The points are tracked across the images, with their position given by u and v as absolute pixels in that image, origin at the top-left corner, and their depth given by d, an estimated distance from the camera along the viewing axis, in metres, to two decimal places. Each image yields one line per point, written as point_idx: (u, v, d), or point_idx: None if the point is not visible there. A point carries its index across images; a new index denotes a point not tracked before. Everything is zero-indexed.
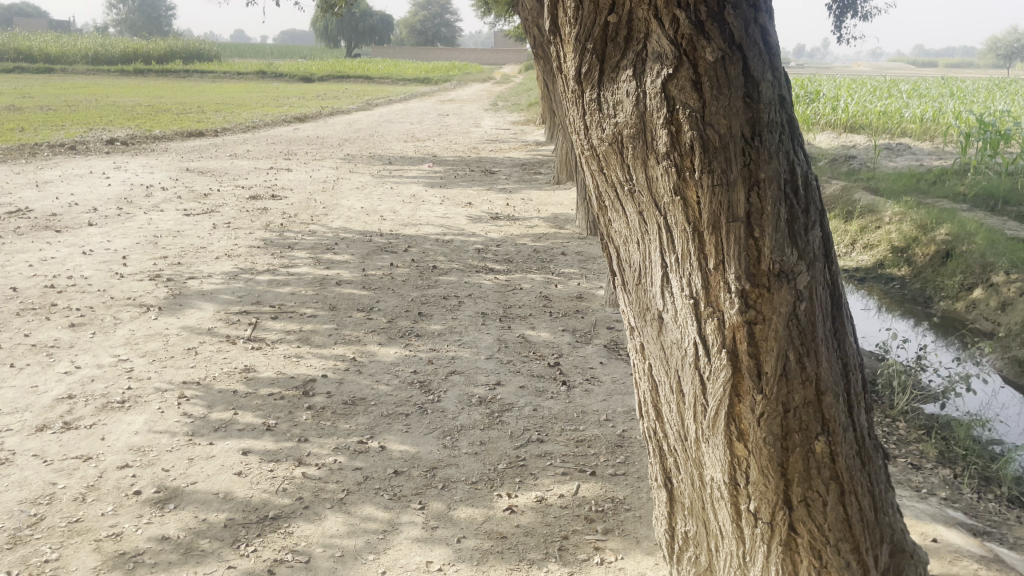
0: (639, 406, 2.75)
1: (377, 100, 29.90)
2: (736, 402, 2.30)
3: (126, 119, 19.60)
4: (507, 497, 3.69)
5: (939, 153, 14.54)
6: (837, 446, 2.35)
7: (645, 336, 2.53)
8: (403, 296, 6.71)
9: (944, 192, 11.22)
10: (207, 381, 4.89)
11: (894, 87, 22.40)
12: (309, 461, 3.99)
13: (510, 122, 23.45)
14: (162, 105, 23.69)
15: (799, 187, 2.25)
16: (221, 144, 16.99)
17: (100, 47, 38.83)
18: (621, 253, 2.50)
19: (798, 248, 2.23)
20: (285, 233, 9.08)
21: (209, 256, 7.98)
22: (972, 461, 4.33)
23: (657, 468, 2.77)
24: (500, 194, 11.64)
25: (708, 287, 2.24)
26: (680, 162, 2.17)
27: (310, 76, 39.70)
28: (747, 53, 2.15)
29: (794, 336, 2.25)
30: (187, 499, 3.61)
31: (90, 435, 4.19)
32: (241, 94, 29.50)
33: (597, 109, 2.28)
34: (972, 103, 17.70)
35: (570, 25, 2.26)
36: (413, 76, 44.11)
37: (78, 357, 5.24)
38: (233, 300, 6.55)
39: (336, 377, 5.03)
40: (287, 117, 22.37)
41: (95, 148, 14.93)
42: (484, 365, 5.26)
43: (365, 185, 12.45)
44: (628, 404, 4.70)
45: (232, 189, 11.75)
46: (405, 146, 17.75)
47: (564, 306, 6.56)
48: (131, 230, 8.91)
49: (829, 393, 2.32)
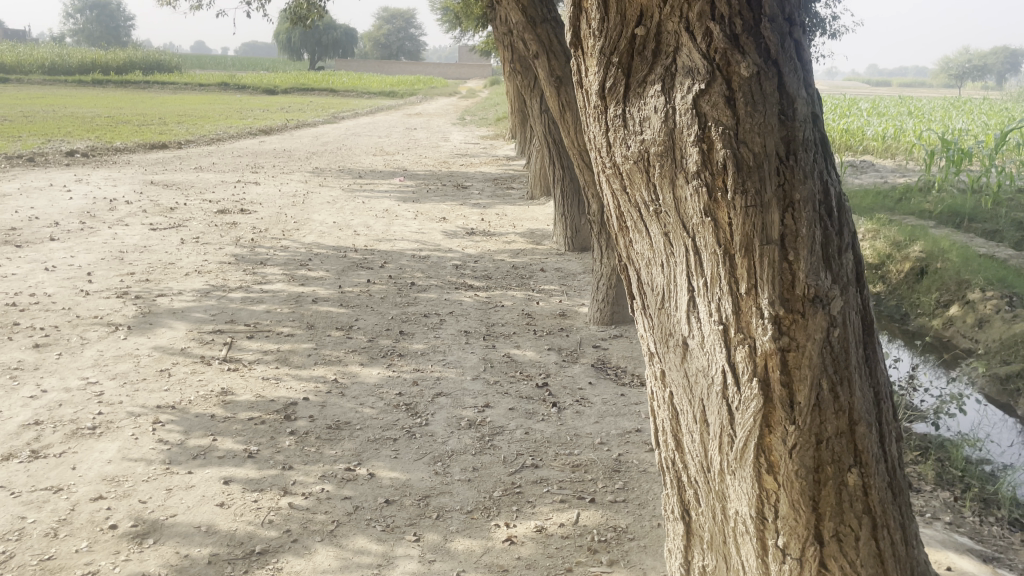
0: (657, 434, 2.64)
1: (342, 114, 29.61)
2: (766, 433, 2.19)
3: (85, 131, 19.14)
4: (506, 527, 3.55)
5: (902, 170, 14.73)
6: (869, 478, 2.26)
7: (666, 362, 2.42)
8: (382, 314, 6.53)
9: (911, 209, 11.33)
10: (182, 406, 4.67)
11: (853, 105, 22.72)
12: (295, 490, 3.80)
13: (478, 136, 23.35)
14: (122, 117, 23.24)
15: (832, 208, 2.17)
16: (186, 157, 16.66)
17: (57, 56, 38.09)
18: (642, 275, 2.40)
19: (832, 272, 2.14)
20: (257, 248, 8.84)
21: (178, 272, 7.72)
22: (970, 483, 4.29)
23: (675, 500, 2.67)
24: (474, 209, 11.51)
25: (739, 312, 2.13)
26: (712, 182, 2.06)
27: (274, 89, 39.29)
28: (782, 69, 2.06)
29: (828, 364, 2.16)
30: (167, 533, 3.41)
31: (60, 464, 3.96)
32: (203, 106, 29.06)
33: (622, 125, 2.17)
34: (932, 122, 18.01)
35: (594, 37, 2.16)
36: (378, 90, 43.79)
37: (45, 381, 4.98)
38: (206, 318, 6.32)
39: (318, 400, 4.83)
40: (252, 130, 22.02)
41: (55, 160, 14.51)
42: (470, 386, 5.11)
43: (336, 199, 12.26)
44: (622, 427, 4.59)
45: (199, 202, 11.49)
46: (374, 159, 17.57)
47: (547, 324, 6.44)
48: (96, 246, 8.61)
49: (862, 423, 2.23)
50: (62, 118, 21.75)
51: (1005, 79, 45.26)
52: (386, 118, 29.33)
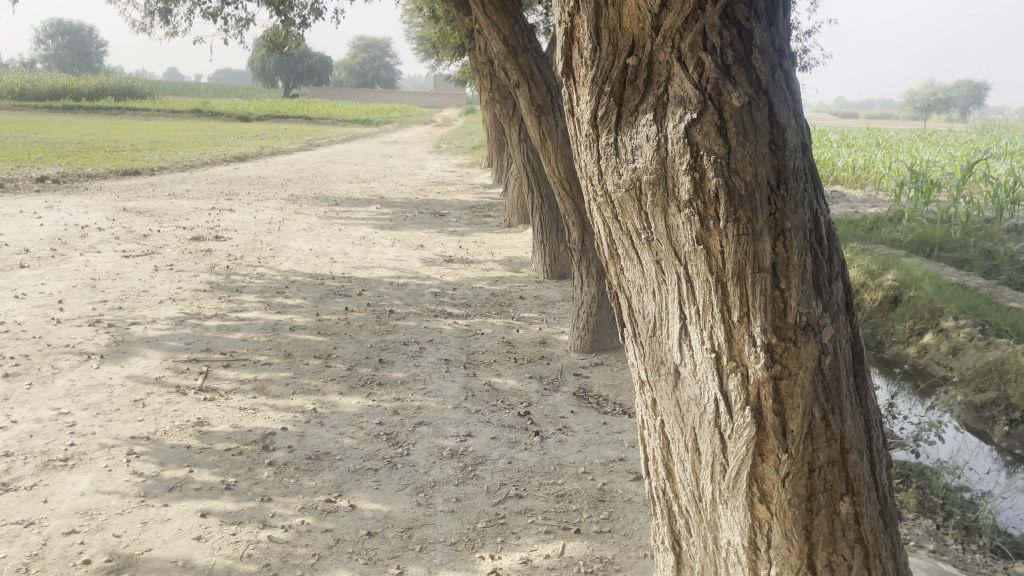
0: (647, 463, 2.62)
1: (317, 141, 29.58)
2: (759, 462, 2.18)
3: (56, 157, 18.95)
4: (491, 559, 3.50)
5: (872, 200, 14.97)
6: (861, 507, 2.26)
7: (657, 392, 2.41)
8: (361, 342, 6.47)
9: (882, 238, 11.50)
10: (158, 436, 4.57)
11: (823, 137, 23.14)
12: (274, 522, 3.72)
13: (455, 164, 23.42)
14: (94, 143, 23.06)
15: (822, 236, 2.18)
16: (158, 183, 16.51)
17: (28, 82, 37.74)
18: (633, 303, 2.39)
19: (823, 300, 2.15)
20: (232, 276, 8.75)
21: (152, 300, 7.62)
22: (952, 510, 4.31)
23: (665, 530, 2.64)
24: (452, 236, 11.51)
25: (731, 340, 2.13)
26: (704, 212, 2.07)
27: (248, 116, 39.20)
28: (773, 99, 2.07)
29: (820, 392, 2.16)
30: (142, 569, 3.31)
31: (30, 497, 3.84)
32: (177, 133, 28.89)
33: (614, 154, 2.18)
34: (900, 153, 18.38)
35: (586, 67, 2.17)
36: (353, 117, 43.79)
37: (14, 411, 4.85)
38: (181, 347, 6.22)
39: (296, 430, 4.76)
40: (226, 157, 21.92)
41: (25, 186, 14.32)
42: (451, 415, 5.06)
43: (312, 226, 12.20)
44: (606, 456, 4.57)
45: (173, 229, 11.38)
46: (350, 187, 17.54)
47: (528, 351, 6.42)
48: (67, 273, 8.47)
49: (854, 451, 2.23)
50: (33, 144, 21.50)
51: (969, 112, 46.34)
52: (361, 146, 29.35)
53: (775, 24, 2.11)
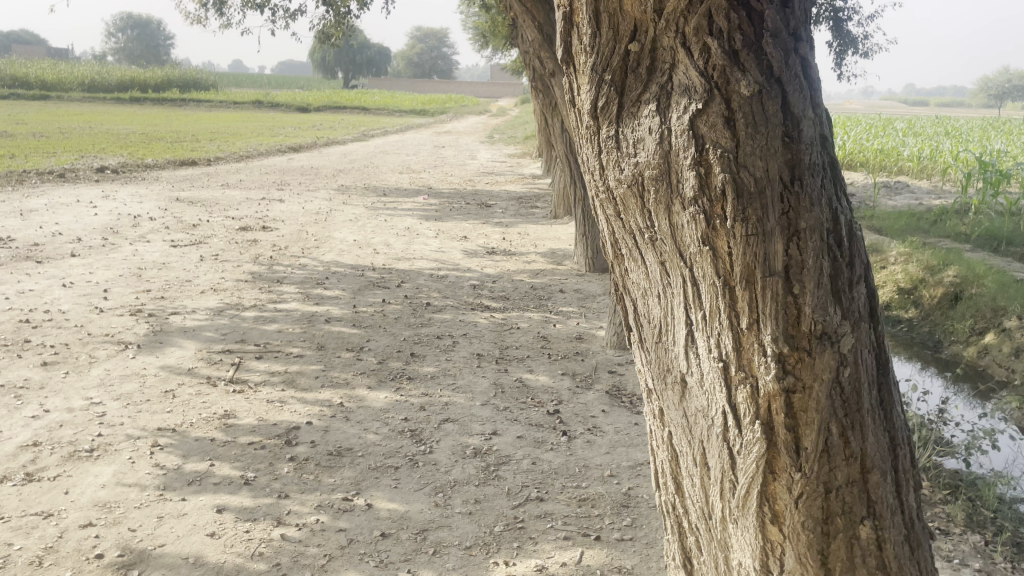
0: (656, 475, 2.46)
1: (372, 132, 29.80)
2: (771, 480, 2.01)
3: (118, 147, 19.41)
4: (505, 565, 3.39)
5: (938, 192, 14.37)
6: (884, 532, 2.08)
7: (665, 401, 2.25)
8: (394, 335, 6.42)
9: (946, 231, 11.00)
10: (184, 429, 4.57)
11: (889, 125, 22.36)
12: (289, 520, 3.67)
13: (507, 155, 23.30)
14: (156, 134, 23.62)
15: (843, 238, 2.00)
16: (213, 173, 16.78)
17: (97, 74, 38.88)
18: (639, 306, 2.23)
19: (842, 307, 1.97)
20: (275, 266, 8.79)
21: (194, 290, 7.70)
22: (1003, 525, 4.05)
23: (676, 547, 2.48)
24: (497, 228, 11.40)
25: (740, 349, 1.97)
26: (710, 210, 1.91)
27: (307, 106, 39.67)
28: (786, 88, 1.90)
29: (837, 407, 1.99)
30: (153, 565, 3.30)
31: (53, 487, 3.87)
32: (236, 124, 29.40)
33: (615, 147, 2.02)
34: (969, 143, 17.60)
35: (586, 53, 2.02)
36: (409, 107, 43.92)
37: (48, 400, 4.92)
38: (216, 338, 6.25)
39: (321, 425, 4.71)
40: (281, 148, 22.18)
41: (85, 176, 14.68)
42: (478, 412, 4.95)
43: (359, 217, 12.24)
44: (634, 458, 4.41)
45: (223, 219, 11.53)
46: (400, 177, 17.58)
47: (563, 347, 6.27)
48: (116, 262, 8.62)
49: (876, 471, 2.05)
50: (98, 135, 22.12)
51: None
52: (415, 136, 29.46)
53: (789, 6, 1.94)
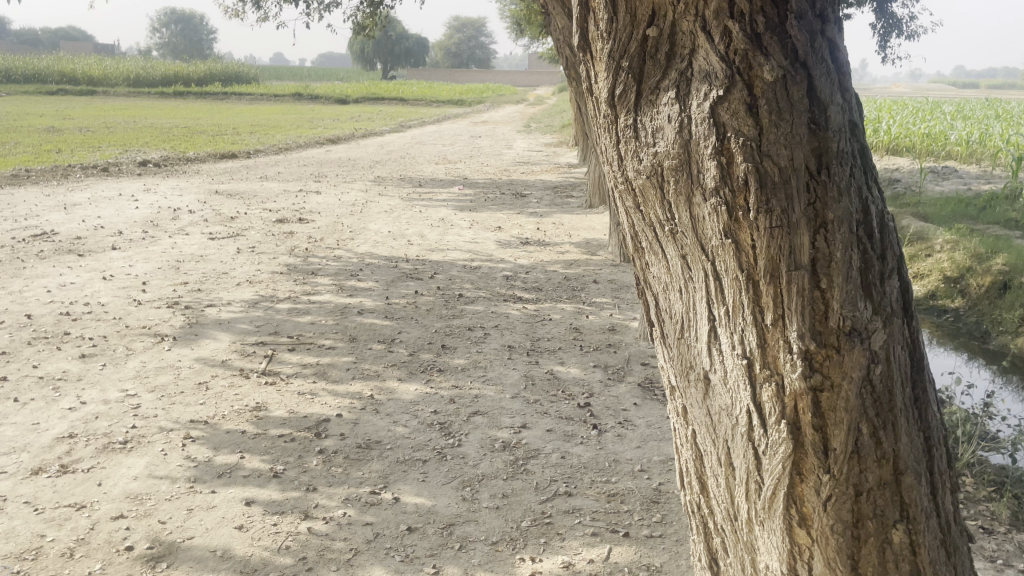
0: (681, 475, 2.39)
1: (410, 122, 29.84)
2: (798, 482, 1.93)
3: (161, 141, 19.69)
4: (531, 561, 3.35)
5: (987, 177, 13.93)
6: (918, 536, 1.99)
7: (688, 398, 2.18)
8: (426, 326, 6.40)
9: (996, 218, 10.66)
10: (215, 421, 4.61)
11: (937, 109, 21.76)
12: (316, 514, 3.67)
13: (544, 144, 23.17)
14: (198, 128, 23.89)
15: (873, 230, 1.90)
16: (252, 166, 16.96)
17: (142, 69, 39.54)
18: (660, 301, 2.16)
19: (873, 302, 1.88)
20: (310, 258, 8.84)
21: (230, 282, 7.76)
22: None
23: (701, 547, 2.42)
24: (532, 218, 11.33)
25: (765, 346, 1.89)
26: (732, 201, 1.83)
27: (346, 98, 39.91)
28: (813, 72, 1.81)
29: (868, 406, 1.90)
30: (181, 557, 3.32)
31: (87, 479, 3.92)
32: (277, 116, 29.71)
33: (633, 137, 1.95)
34: (1020, 126, 17.05)
35: (602, 40, 1.95)
36: (446, 97, 43.88)
37: (85, 392, 4.99)
38: (250, 330, 6.29)
39: (351, 417, 4.71)
40: (320, 139, 22.33)
41: (128, 170, 14.93)
42: (508, 405, 4.91)
43: (394, 208, 12.27)
44: (665, 453, 4.34)
45: (260, 211, 11.65)
46: (436, 168, 17.59)
47: (595, 339, 6.20)
48: (155, 255, 8.74)
49: (910, 473, 1.96)
50: (142, 129, 22.49)
51: None
52: (451, 126, 29.47)
53: None
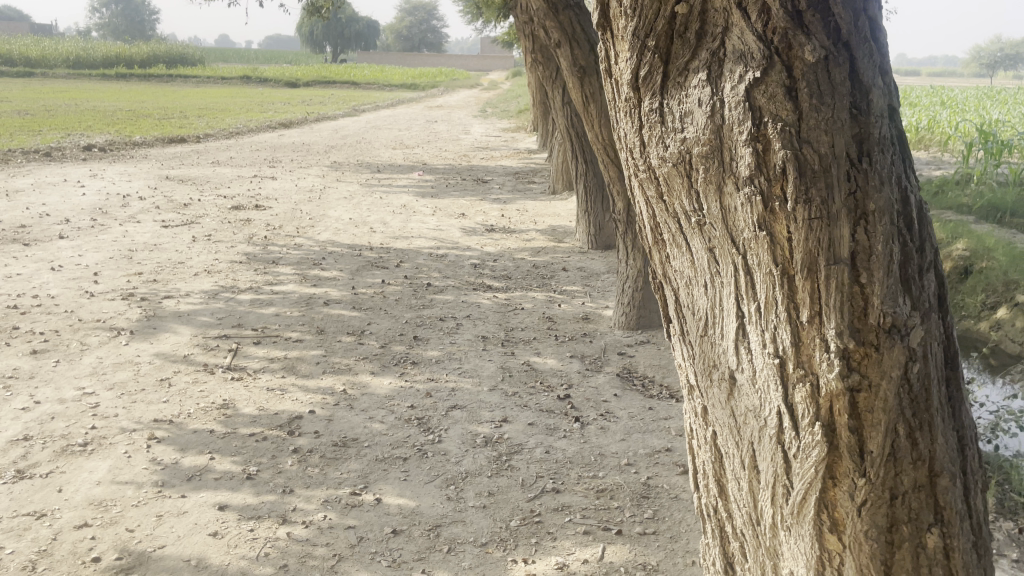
0: (697, 475, 2.30)
1: (363, 106, 29.34)
2: (831, 486, 1.84)
3: (105, 124, 18.98)
4: (524, 563, 3.23)
5: (938, 162, 14.13)
6: (952, 540, 1.91)
7: (709, 399, 2.07)
8: (396, 317, 6.22)
9: (949, 202, 10.80)
10: (181, 420, 4.39)
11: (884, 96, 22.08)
12: (295, 518, 3.50)
13: (500, 129, 22.95)
14: (143, 111, 23.08)
15: (912, 220, 1.81)
16: (203, 150, 16.44)
17: (82, 51, 38.14)
18: (682, 296, 2.05)
19: (911, 296, 1.79)
20: (269, 247, 8.56)
21: (187, 272, 7.46)
22: None
23: (716, 551, 2.32)
24: (495, 204, 11.17)
25: (799, 345, 1.79)
26: (768, 191, 1.72)
27: (296, 81, 39.02)
28: (854, 53, 1.70)
29: (906, 407, 1.81)
30: (153, 568, 3.13)
31: (45, 485, 3.69)
32: (226, 100, 28.88)
33: (659, 121, 1.82)
34: (966, 113, 17.36)
35: (626, 17, 1.81)
36: (400, 81, 43.29)
37: (38, 391, 4.71)
38: (212, 322, 6.04)
39: (324, 414, 4.53)
40: (271, 123, 21.79)
41: (72, 155, 14.33)
42: (488, 399, 4.78)
43: (353, 194, 11.99)
44: (651, 445, 4.25)
45: (214, 198, 11.29)
46: (393, 153, 17.29)
47: (570, 328, 6.08)
48: (105, 244, 8.36)
49: (945, 475, 1.88)
50: (86, 112, 21.61)
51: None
52: (405, 110, 29.07)
53: None
